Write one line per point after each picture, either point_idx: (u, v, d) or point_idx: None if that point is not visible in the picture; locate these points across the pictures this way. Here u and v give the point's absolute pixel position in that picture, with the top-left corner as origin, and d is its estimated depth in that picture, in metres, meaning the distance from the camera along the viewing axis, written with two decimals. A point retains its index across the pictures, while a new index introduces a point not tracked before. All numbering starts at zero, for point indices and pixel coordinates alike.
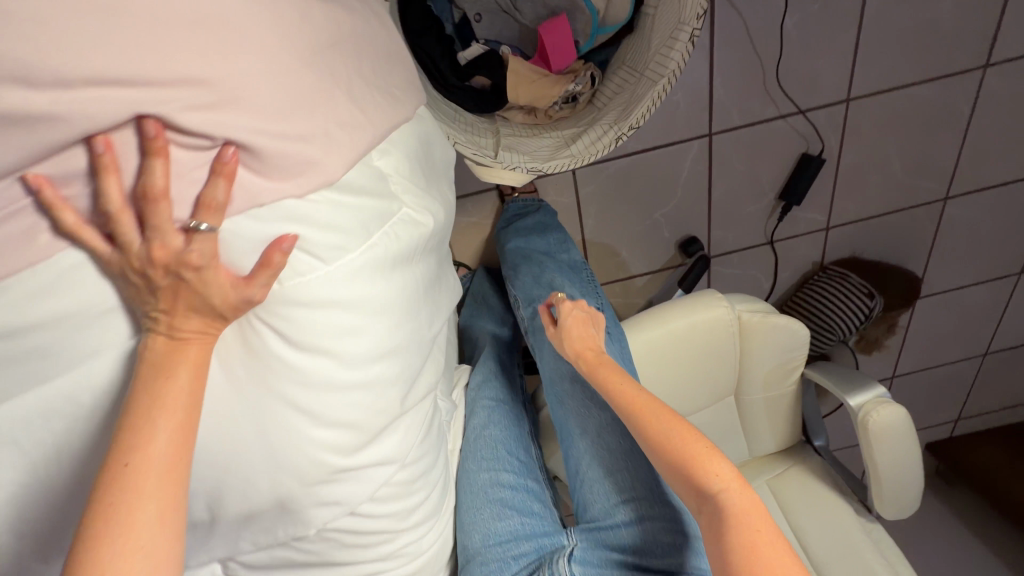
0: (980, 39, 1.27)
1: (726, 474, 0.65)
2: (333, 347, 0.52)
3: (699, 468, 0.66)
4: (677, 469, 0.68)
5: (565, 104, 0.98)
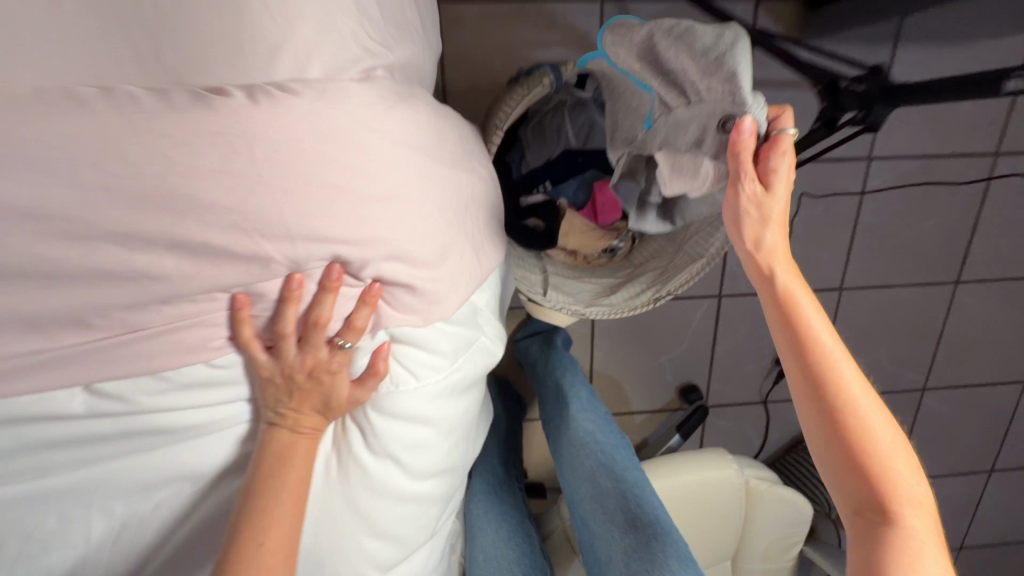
0: (954, 261, 1.47)
1: (903, 455, 0.62)
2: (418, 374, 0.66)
3: (858, 415, 0.63)
4: (816, 404, 0.64)
5: (603, 254, 1.10)
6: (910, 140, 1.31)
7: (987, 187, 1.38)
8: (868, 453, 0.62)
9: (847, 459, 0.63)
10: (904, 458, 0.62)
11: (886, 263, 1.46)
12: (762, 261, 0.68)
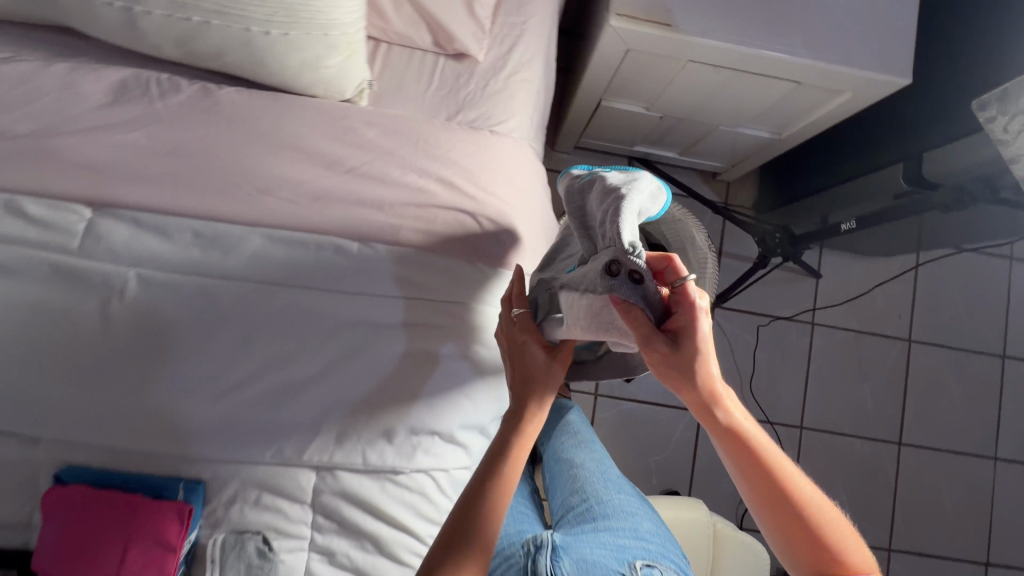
0: (892, 420, 1.80)
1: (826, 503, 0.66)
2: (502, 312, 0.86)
3: (788, 480, 0.65)
4: (759, 494, 0.66)
5: None
6: (836, 316, 1.80)
7: (905, 360, 1.81)
8: (810, 515, 0.64)
9: (789, 528, 0.65)
10: (822, 497, 0.67)
11: (834, 411, 1.78)
12: (702, 377, 0.63)
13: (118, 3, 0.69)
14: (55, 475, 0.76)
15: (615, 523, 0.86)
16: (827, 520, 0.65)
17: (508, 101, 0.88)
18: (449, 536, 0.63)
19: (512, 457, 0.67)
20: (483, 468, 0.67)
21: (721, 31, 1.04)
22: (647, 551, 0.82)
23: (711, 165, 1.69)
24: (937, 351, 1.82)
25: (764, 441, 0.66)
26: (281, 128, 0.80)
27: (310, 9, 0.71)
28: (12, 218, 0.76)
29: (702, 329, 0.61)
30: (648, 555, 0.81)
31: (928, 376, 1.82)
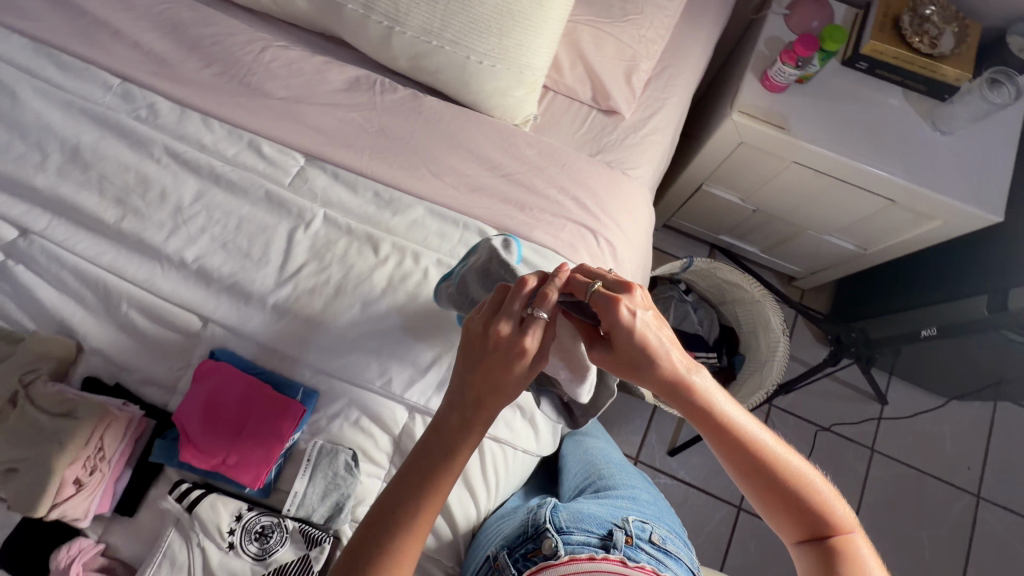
0: None
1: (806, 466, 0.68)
2: None
3: (763, 448, 0.67)
4: (746, 471, 0.67)
5: None
6: (904, 451, 1.70)
7: (972, 518, 1.64)
8: (791, 484, 0.66)
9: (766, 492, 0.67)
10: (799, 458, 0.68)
11: (891, 555, 1.58)
12: (654, 361, 0.66)
13: (385, 22, 0.95)
14: (212, 353, 0.90)
15: (614, 492, 0.92)
16: (806, 483, 0.66)
17: (640, 154, 1.06)
18: (383, 516, 0.63)
19: (458, 457, 0.65)
20: (423, 460, 0.65)
21: (828, 142, 1.20)
22: (640, 513, 0.86)
23: (788, 269, 1.80)
24: (1013, 519, 1.65)
25: (736, 416, 0.68)
26: (462, 133, 1.01)
27: (518, 55, 0.94)
28: (253, 154, 1.00)
29: (633, 324, 0.65)
30: (639, 516, 0.84)
31: (1010, 548, 1.62)
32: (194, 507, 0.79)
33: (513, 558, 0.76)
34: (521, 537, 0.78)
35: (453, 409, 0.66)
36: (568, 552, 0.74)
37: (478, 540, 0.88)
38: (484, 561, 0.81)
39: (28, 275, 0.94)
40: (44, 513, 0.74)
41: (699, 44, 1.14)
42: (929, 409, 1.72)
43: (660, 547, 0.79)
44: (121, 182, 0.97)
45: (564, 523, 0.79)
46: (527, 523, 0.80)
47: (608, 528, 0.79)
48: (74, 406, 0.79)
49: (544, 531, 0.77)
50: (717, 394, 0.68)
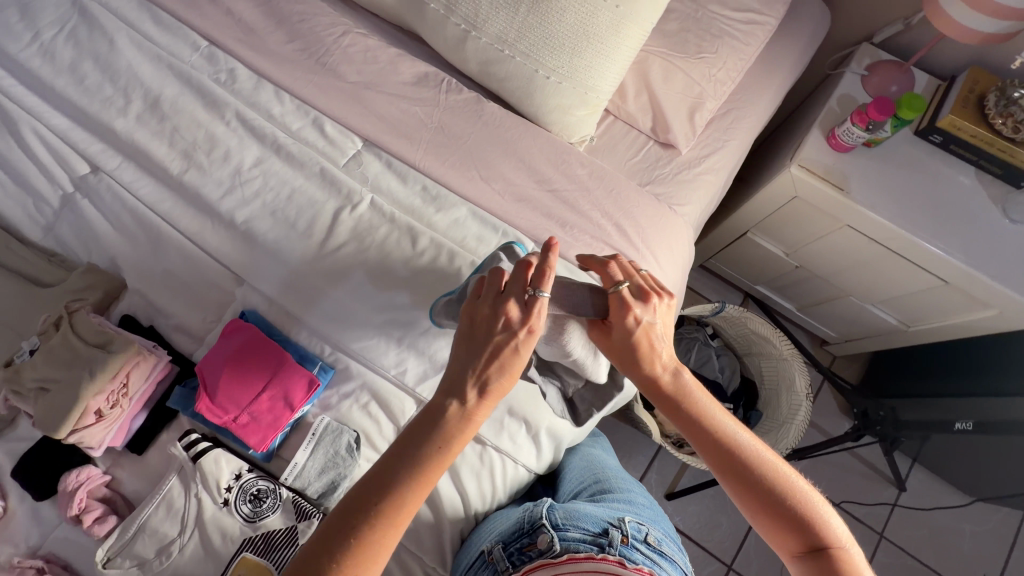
0: None
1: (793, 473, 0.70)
2: None
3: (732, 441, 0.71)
4: (730, 470, 0.70)
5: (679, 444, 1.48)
6: (915, 543, 1.60)
7: None
8: (774, 486, 0.68)
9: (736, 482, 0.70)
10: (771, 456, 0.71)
11: None
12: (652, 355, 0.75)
13: (463, 25, 0.97)
14: (243, 313, 0.93)
15: (608, 497, 0.91)
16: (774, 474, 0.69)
17: (691, 191, 1.05)
18: (366, 502, 0.59)
19: (457, 437, 0.64)
20: (410, 444, 0.63)
21: (886, 211, 1.17)
22: (635, 516, 0.85)
23: (822, 331, 1.74)
24: None
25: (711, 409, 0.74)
26: (518, 143, 1.02)
27: (587, 76, 0.95)
28: (316, 131, 1.04)
29: (635, 326, 0.73)
30: (634, 517, 0.84)
31: None
32: (200, 459, 0.82)
33: (508, 553, 0.78)
34: (516, 533, 0.80)
35: (452, 395, 0.65)
36: (564, 548, 0.75)
37: (469, 538, 0.87)
38: (475, 556, 0.81)
39: (91, 209, 0.99)
40: (62, 436, 0.77)
41: (769, 91, 1.12)
42: (951, 506, 1.62)
43: (654, 548, 0.78)
44: (192, 137, 1.02)
45: (560, 520, 0.80)
46: (524, 519, 0.82)
47: (604, 527, 0.79)
48: (110, 340, 0.83)
49: (540, 527, 0.80)
50: (693, 390, 0.75)
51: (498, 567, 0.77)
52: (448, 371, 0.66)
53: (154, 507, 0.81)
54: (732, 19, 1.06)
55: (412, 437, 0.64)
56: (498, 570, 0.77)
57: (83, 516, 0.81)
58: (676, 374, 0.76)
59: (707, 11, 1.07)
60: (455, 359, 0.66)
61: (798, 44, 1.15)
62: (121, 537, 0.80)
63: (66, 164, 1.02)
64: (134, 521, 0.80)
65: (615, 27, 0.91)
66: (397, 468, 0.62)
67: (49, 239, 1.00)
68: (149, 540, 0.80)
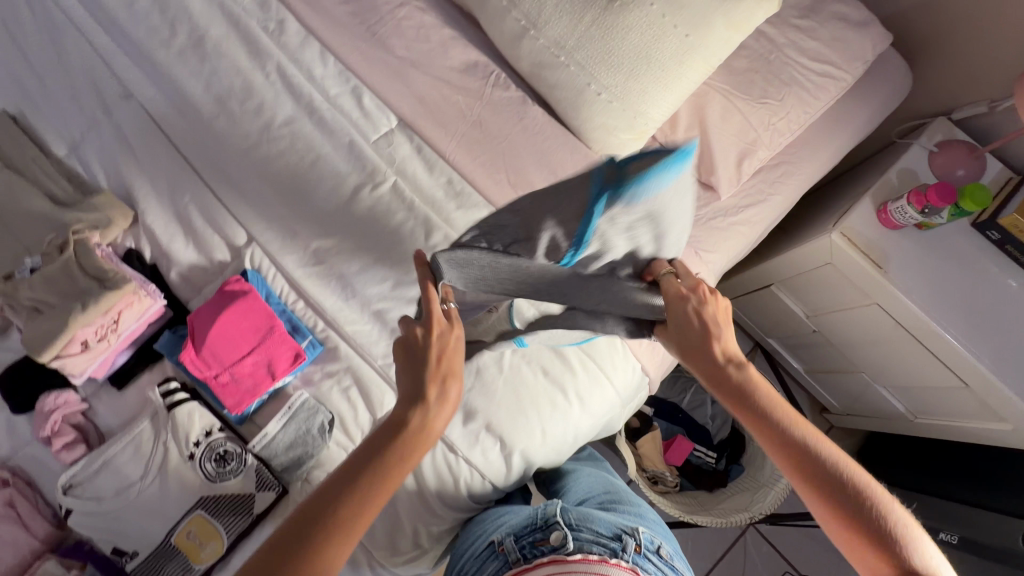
0: None
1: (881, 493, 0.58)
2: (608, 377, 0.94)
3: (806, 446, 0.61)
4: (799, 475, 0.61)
5: (653, 483, 1.46)
6: None
7: None
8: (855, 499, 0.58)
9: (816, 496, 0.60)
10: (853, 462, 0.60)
11: None
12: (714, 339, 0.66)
13: (523, 22, 0.92)
14: (244, 272, 0.92)
15: (623, 508, 0.84)
16: (860, 490, 0.58)
17: (722, 240, 1.00)
18: (325, 512, 0.55)
19: (412, 451, 0.59)
20: (366, 455, 0.58)
21: (921, 299, 1.10)
22: (650, 528, 0.79)
23: (826, 399, 1.69)
24: None
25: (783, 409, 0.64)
26: (554, 154, 0.98)
27: (638, 101, 0.90)
28: (353, 100, 1.01)
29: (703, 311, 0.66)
30: (651, 530, 0.78)
31: None
32: (174, 409, 0.82)
33: (520, 546, 0.74)
34: (529, 527, 0.76)
35: (411, 405, 0.61)
36: (576, 547, 0.68)
37: (479, 529, 0.84)
38: (486, 547, 0.78)
39: (119, 135, 0.99)
40: (45, 359, 0.78)
41: (827, 151, 1.06)
42: None
43: (666, 561, 0.72)
44: (230, 82, 1.00)
45: (573, 519, 0.74)
46: (536, 516, 0.77)
47: (616, 532, 0.73)
48: (108, 274, 0.82)
49: (553, 524, 0.74)
50: (758, 386, 0.65)
51: (508, 557, 0.73)
52: (403, 385, 0.62)
53: (120, 446, 0.82)
54: (807, 69, 1.00)
55: (366, 449, 0.59)
56: (508, 562, 0.72)
57: (53, 439, 0.82)
58: (737, 366, 0.66)
59: (782, 55, 1.00)
60: (400, 374, 0.62)
61: (871, 106, 1.08)
62: (84, 470, 0.80)
63: (101, 84, 1.01)
64: (99, 455, 0.81)
65: (679, 56, 0.85)
66: (358, 477, 0.57)
67: (72, 156, 1.00)
68: (110, 477, 0.80)
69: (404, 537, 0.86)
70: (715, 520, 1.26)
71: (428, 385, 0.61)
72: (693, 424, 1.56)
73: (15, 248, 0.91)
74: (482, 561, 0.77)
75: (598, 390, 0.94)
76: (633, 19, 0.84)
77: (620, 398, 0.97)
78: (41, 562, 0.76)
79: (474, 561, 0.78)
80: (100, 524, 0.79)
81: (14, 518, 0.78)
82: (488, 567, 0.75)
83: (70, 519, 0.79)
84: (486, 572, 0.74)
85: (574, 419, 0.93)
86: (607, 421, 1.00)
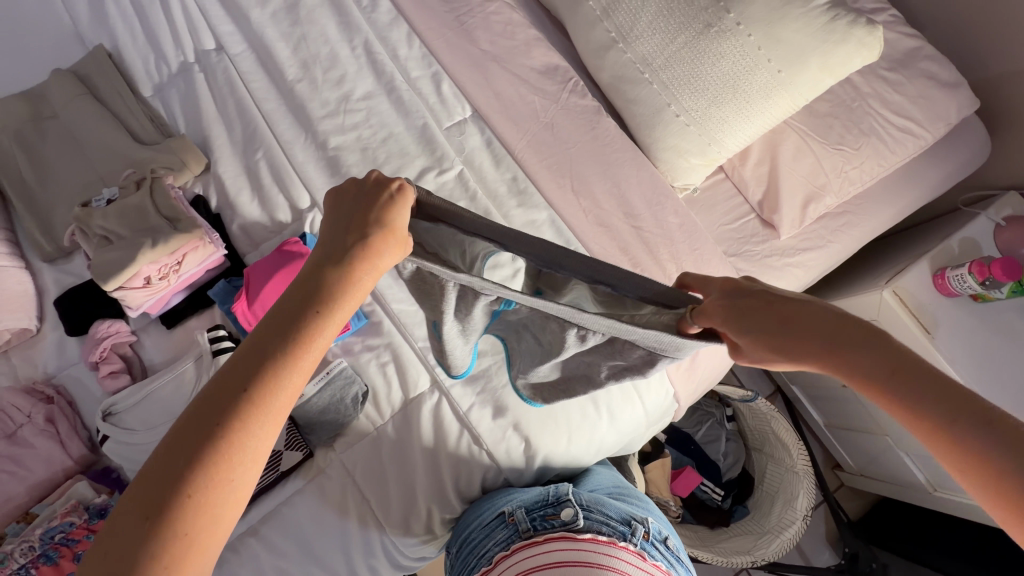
0: None
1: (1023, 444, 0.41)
2: (640, 397, 0.94)
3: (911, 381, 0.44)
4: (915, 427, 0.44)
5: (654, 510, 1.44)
6: None
7: None
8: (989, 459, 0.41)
9: (949, 452, 0.42)
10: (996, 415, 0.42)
11: None
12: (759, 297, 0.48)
13: (613, 33, 0.93)
14: (302, 234, 0.93)
15: (631, 497, 0.86)
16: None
17: (775, 279, 0.99)
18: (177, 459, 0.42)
19: (330, 314, 0.47)
20: (272, 326, 0.46)
21: (966, 371, 1.08)
22: (658, 520, 0.82)
23: (841, 456, 1.67)
24: None
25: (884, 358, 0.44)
26: (621, 168, 0.99)
27: (716, 128, 0.90)
28: (431, 85, 1.03)
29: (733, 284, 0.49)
30: (659, 521, 0.81)
31: None
32: (219, 357, 0.84)
33: (530, 517, 0.77)
34: (540, 503, 0.79)
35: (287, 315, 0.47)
36: (586, 526, 0.73)
37: (487, 501, 0.86)
38: (494, 517, 0.80)
39: (204, 84, 1.01)
40: (108, 288, 0.80)
41: (894, 208, 1.04)
42: None
43: (673, 551, 0.76)
44: (317, 50, 1.02)
45: (584, 501, 0.78)
46: (548, 492, 0.80)
47: (625, 517, 0.76)
48: (179, 217, 0.85)
49: (565, 501, 0.78)
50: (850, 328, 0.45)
51: (518, 527, 0.76)
52: (319, 246, 0.49)
53: (160, 383, 0.84)
54: (888, 122, 0.98)
55: (269, 318, 0.47)
56: (518, 531, 0.75)
57: (101, 365, 0.85)
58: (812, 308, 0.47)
59: (864, 104, 0.99)
60: (324, 228, 0.50)
61: (945, 169, 1.06)
62: (122, 401, 0.82)
63: (195, 33, 1.04)
64: (140, 389, 0.83)
65: (768, 90, 0.85)
66: (269, 351, 0.45)
67: (156, 97, 1.03)
68: (147, 412, 0.82)
69: (417, 520, 0.86)
70: (716, 558, 1.23)
71: (351, 238, 0.48)
72: (704, 457, 1.54)
73: (91, 176, 0.94)
74: (490, 529, 0.79)
75: (628, 407, 0.93)
76: (727, 47, 0.84)
77: (647, 419, 0.97)
78: (71, 482, 0.78)
79: (482, 529, 0.80)
80: (129, 455, 0.80)
81: (53, 435, 0.80)
82: (496, 534, 0.77)
83: (104, 445, 0.81)
84: (494, 540, 0.77)
85: (600, 432, 0.93)
86: (629, 440, 1.00)
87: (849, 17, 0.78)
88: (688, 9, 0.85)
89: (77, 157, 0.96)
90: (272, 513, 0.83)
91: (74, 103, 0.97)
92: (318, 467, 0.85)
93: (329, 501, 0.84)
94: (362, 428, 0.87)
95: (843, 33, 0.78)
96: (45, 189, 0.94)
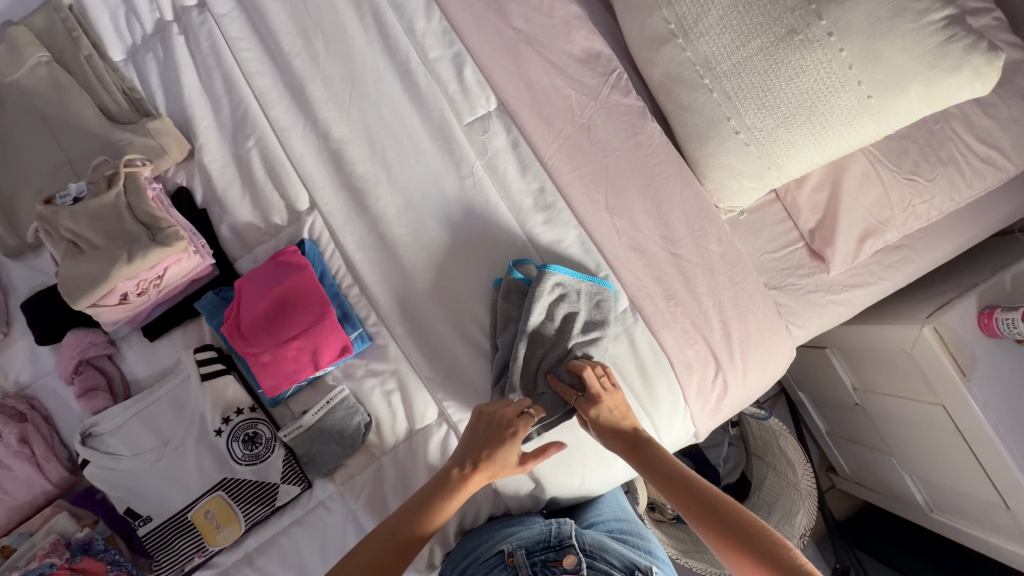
0: None
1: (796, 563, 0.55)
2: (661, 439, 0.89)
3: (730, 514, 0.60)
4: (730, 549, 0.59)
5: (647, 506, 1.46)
6: None
7: None
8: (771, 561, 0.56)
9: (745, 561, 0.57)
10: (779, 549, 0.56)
11: None
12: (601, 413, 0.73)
13: (672, 24, 0.78)
14: (300, 242, 0.82)
15: (634, 540, 0.81)
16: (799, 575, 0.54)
17: (816, 316, 0.92)
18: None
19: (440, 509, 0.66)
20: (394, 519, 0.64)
21: (996, 416, 1.03)
22: (662, 565, 0.78)
23: (837, 462, 1.68)
24: None
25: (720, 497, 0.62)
26: (664, 184, 0.87)
27: (781, 152, 0.78)
28: (452, 69, 0.88)
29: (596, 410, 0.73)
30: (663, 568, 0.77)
31: None
32: (210, 381, 0.76)
33: (531, 561, 0.73)
34: (541, 544, 0.75)
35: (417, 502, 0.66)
36: None
37: (483, 534, 0.81)
38: (493, 554, 0.76)
39: (185, 51, 0.86)
40: (79, 306, 0.71)
41: (960, 241, 0.94)
42: None
43: None
44: (319, 17, 0.86)
45: (587, 545, 0.75)
46: (549, 530, 0.76)
47: (629, 565, 0.72)
48: (159, 223, 0.74)
49: (567, 545, 0.74)
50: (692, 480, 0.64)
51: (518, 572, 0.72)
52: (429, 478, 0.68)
53: (146, 406, 0.77)
54: (971, 150, 0.87)
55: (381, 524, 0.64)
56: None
57: (78, 381, 0.78)
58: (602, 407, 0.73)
59: (947, 127, 0.87)
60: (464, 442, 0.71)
61: (1020, 201, 0.95)
62: (106, 425, 0.76)
63: None
64: (124, 412, 0.76)
65: (851, 116, 0.73)
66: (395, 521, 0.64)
67: (129, 63, 0.88)
68: (133, 437, 0.76)
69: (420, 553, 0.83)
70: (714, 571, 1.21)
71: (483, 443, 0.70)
72: (702, 461, 1.53)
73: (55, 158, 0.82)
74: (488, 568, 0.74)
75: None
76: (812, 62, 0.71)
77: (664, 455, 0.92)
78: (53, 511, 0.74)
79: (478, 566, 0.76)
80: (113, 484, 0.74)
81: (28, 457, 0.74)
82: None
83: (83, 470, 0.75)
84: None
85: (615, 471, 0.87)
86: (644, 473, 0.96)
87: (967, 40, 0.66)
88: (770, 9, 0.71)
89: (36, 132, 0.82)
90: (269, 542, 0.79)
91: (33, 68, 0.83)
92: (317, 499, 0.80)
93: (330, 533, 0.79)
94: (364, 460, 0.81)
95: (958, 59, 0.66)
96: (6, 173, 0.82)
